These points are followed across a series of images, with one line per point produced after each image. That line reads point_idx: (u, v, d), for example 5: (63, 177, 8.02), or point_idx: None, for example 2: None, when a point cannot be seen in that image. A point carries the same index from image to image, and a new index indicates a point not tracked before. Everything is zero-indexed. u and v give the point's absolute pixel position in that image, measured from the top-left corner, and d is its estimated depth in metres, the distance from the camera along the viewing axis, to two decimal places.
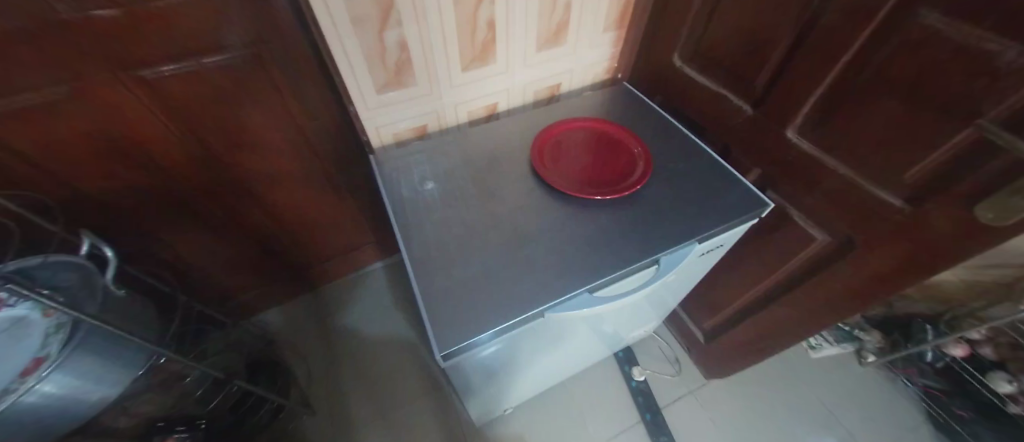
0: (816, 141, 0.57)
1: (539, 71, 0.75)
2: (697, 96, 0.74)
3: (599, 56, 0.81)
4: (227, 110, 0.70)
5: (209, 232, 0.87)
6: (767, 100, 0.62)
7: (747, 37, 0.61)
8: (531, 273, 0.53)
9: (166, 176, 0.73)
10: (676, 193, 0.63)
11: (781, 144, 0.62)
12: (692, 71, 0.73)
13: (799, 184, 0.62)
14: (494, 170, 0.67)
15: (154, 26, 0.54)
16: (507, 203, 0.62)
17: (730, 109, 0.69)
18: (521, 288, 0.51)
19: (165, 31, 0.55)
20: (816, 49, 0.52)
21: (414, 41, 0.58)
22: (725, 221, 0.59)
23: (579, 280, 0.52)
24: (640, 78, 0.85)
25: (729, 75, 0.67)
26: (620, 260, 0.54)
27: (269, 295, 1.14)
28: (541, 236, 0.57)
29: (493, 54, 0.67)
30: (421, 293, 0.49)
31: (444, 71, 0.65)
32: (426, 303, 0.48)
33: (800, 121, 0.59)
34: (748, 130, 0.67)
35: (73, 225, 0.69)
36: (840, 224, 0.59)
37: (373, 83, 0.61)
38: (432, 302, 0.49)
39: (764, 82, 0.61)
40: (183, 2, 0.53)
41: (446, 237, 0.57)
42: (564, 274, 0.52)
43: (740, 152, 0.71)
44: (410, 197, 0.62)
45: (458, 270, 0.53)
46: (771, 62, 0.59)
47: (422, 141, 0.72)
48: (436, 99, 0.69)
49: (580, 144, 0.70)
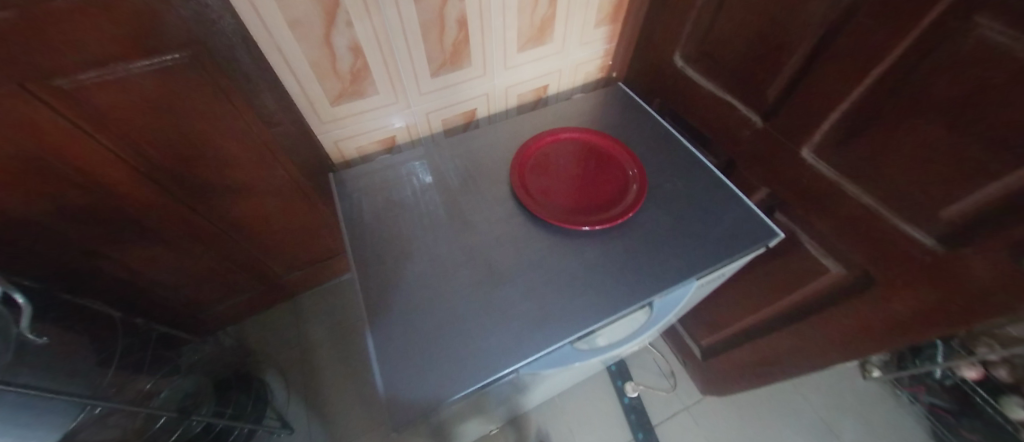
0: (835, 164, 0.50)
1: (522, 73, 0.67)
2: (699, 103, 0.66)
3: (591, 54, 0.72)
4: (168, 120, 0.62)
5: (168, 249, 0.81)
6: (779, 114, 0.54)
7: (759, 40, 0.52)
8: (504, 320, 0.46)
9: (109, 193, 0.66)
10: (673, 220, 0.56)
11: (794, 163, 0.55)
12: (694, 73, 0.64)
13: (813, 210, 0.55)
14: (470, 190, 0.59)
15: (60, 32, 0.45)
16: (481, 232, 0.55)
17: (736, 120, 0.61)
18: (494, 338, 0.44)
19: (75, 37, 0.46)
20: (840, 59, 0.43)
21: (369, 45, 0.49)
22: (727, 255, 0.52)
23: (559, 331, 0.45)
24: (637, 78, 0.77)
25: (737, 82, 0.58)
26: (607, 305, 0.47)
27: (245, 305, 1.09)
28: (519, 272, 0.51)
29: (467, 57, 0.58)
30: (374, 348, 0.43)
31: (409, 77, 0.56)
32: (380, 361, 0.42)
33: (817, 140, 0.51)
34: (755, 145, 0.59)
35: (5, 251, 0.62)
36: (860, 258, 0.51)
37: (326, 94, 0.53)
38: (388, 358, 0.42)
39: (776, 92, 0.53)
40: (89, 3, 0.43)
41: (410, 274, 0.50)
42: (543, 322, 0.46)
43: (746, 167, 0.63)
44: (372, 224, 0.55)
45: (420, 316, 0.46)
46: (786, 70, 0.50)
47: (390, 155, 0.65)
48: (403, 108, 0.60)
49: (571, 159, 0.63)
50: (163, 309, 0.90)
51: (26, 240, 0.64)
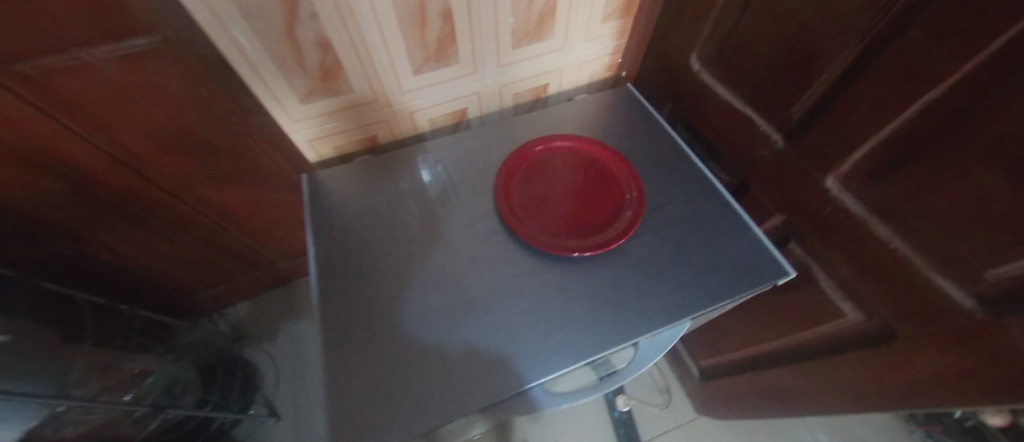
0: (863, 198, 0.43)
1: (519, 71, 0.60)
2: (715, 112, 0.59)
3: (599, 51, 0.65)
4: (138, 110, 0.59)
5: (154, 235, 0.80)
6: (804, 136, 0.47)
7: (786, 48, 0.45)
8: (470, 355, 0.43)
9: (88, 181, 0.65)
10: (670, 248, 0.51)
11: (816, 193, 0.48)
12: (712, 79, 0.57)
13: (833, 246, 0.48)
14: (449, 202, 0.55)
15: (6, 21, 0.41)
16: (457, 252, 0.51)
17: (754, 137, 0.54)
18: (454, 376, 0.41)
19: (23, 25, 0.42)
20: (881, 81, 0.36)
21: (339, 40, 0.44)
22: (727, 294, 0.46)
23: (526, 372, 0.41)
24: (650, 78, 0.70)
25: (758, 93, 0.51)
26: (585, 344, 0.43)
27: (239, 290, 1.09)
28: (492, 300, 0.47)
29: (454, 53, 0.52)
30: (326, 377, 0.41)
31: (387, 74, 0.51)
32: (332, 394, 0.40)
33: (846, 169, 0.44)
34: (774, 167, 0.53)
35: None
36: (881, 307, 0.45)
37: (295, 91, 0.49)
38: (340, 391, 0.40)
39: (803, 110, 0.46)
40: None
41: (375, 296, 0.47)
42: (511, 360, 0.42)
43: (760, 189, 0.56)
44: (342, 236, 0.52)
45: (380, 346, 0.43)
46: (817, 86, 0.43)
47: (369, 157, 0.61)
48: (383, 106, 0.56)
49: (565, 174, 0.57)
50: (154, 293, 0.91)
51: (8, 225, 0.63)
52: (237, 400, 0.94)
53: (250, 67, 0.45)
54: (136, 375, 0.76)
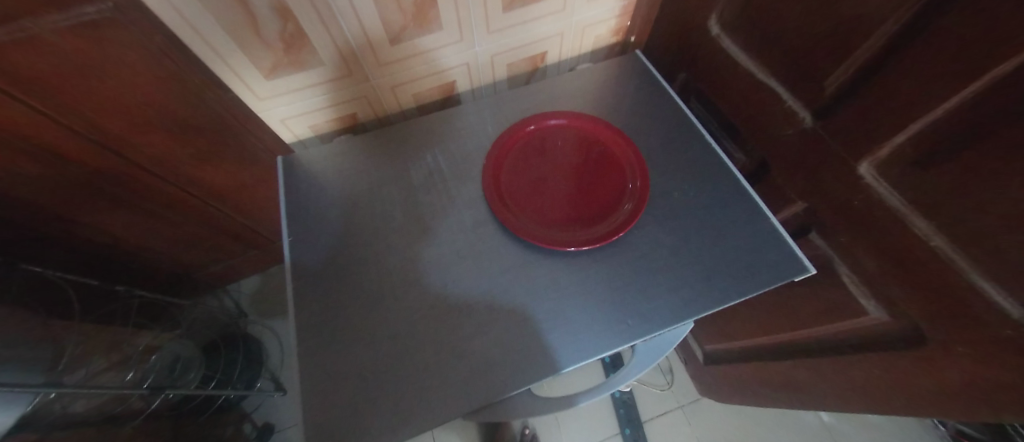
0: (901, 188, 0.37)
1: (512, 38, 0.53)
2: (734, 84, 0.52)
3: (605, 12, 0.57)
4: (98, 93, 0.54)
5: (142, 219, 0.78)
6: (838, 114, 0.40)
7: (824, 9, 0.38)
8: (451, 357, 0.40)
9: (67, 161, 0.61)
10: (673, 240, 0.46)
11: (844, 179, 0.42)
12: (734, 46, 0.50)
13: (859, 240, 0.43)
14: (434, 188, 0.51)
15: None
16: (440, 244, 0.47)
17: (779, 114, 0.47)
18: (434, 381, 0.39)
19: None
20: (936, 51, 0.30)
21: (299, 5, 0.38)
22: (736, 294, 0.42)
23: (512, 378, 0.39)
24: (662, 43, 0.62)
25: (787, 63, 0.44)
26: (574, 347, 0.40)
27: (240, 267, 1.09)
28: (478, 298, 0.43)
29: (435, 19, 0.46)
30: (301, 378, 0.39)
31: (360, 44, 0.45)
32: (307, 398, 0.38)
33: (883, 154, 0.38)
34: (797, 149, 0.46)
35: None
36: (909, 309, 0.40)
37: (257, 66, 0.43)
38: (314, 395, 0.39)
39: (841, 82, 0.39)
40: None
41: (354, 292, 0.45)
42: (495, 364, 0.40)
43: (780, 172, 0.50)
44: (321, 228, 0.49)
45: (358, 346, 0.41)
46: (859, 53, 0.36)
47: (348, 137, 0.56)
48: (361, 81, 0.50)
49: (562, 156, 0.51)
50: (154, 273, 0.91)
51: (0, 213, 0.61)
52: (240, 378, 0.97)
53: (201, 38, 0.39)
54: (139, 355, 0.79)
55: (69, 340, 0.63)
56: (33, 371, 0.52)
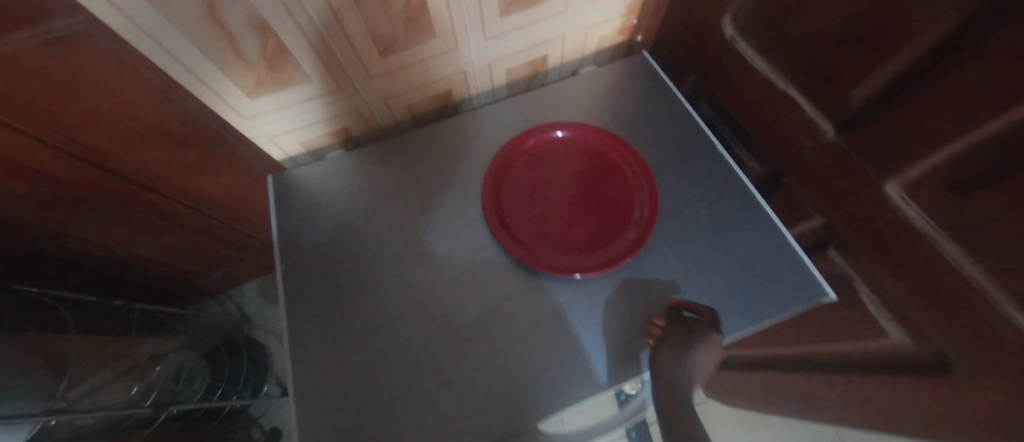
0: (931, 209, 0.34)
1: (511, 44, 0.50)
2: (748, 90, 0.49)
3: (608, 12, 0.53)
4: (71, 124, 0.49)
5: (136, 239, 0.75)
6: (865, 129, 0.37)
7: (850, 16, 0.34)
8: (445, 391, 0.41)
9: (60, 180, 0.56)
10: (689, 262, 0.45)
11: (871, 197, 0.39)
12: (750, 49, 0.46)
13: (880, 259, 0.41)
14: (431, 210, 0.50)
15: None
16: (439, 272, 0.46)
17: (800, 125, 0.44)
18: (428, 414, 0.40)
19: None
20: (972, 72, 0.27)
21: (278, 19, 0.35)
22: (751, 321, 0.41)
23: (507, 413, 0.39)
24: (674, 40, 0.57)
25: (809, 72, 0.40)
26: (567, 384, 0.40)
27: (240, 274, 1.08)
28: (474, 330, 0.43)
29: (429, 27, 0.43)
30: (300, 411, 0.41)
31: (347, 57, 0.43)
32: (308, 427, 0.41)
33: (914, 174, 0.35)
34: (818, 164, 0.43)
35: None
36: (930, 331, 0.38)
37: (237, 83, 0.41)
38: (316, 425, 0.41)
39: (870, 96, 0.36)
40: None
41: (352, 322, 0.45)
42: (490, 399, 0.40)
43: (799, 185, 0.47)
44: (315, 254, 0.49)
45: (356, 378, 0.42)
46: (892, 66, 0.33)
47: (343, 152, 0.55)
48: (353, 94, 0.48)
49: (562, 172, 0.49)
50: (153, 283, 0.89)
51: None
52: (244, 388, 0.98)
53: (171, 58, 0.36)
54: (144, 364, 0.79)
55: (67, 361, 0.62)
56: (28, 400, 0.51)
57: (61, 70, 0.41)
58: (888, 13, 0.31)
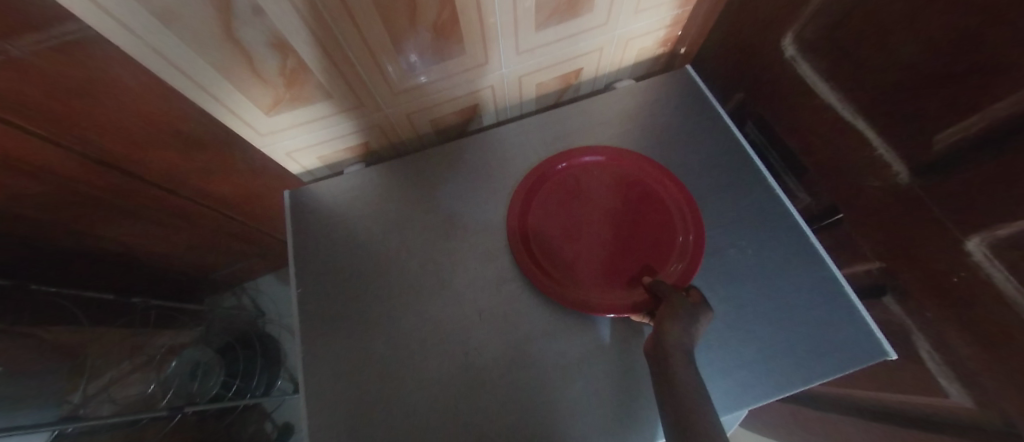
0: (1020, 275, 0.29)
1: (546, 56, 0.50)
2: (807, 115, 0.45)
3: (654, 24, 0.53)
4: (93, 133, 0.48)
5: (156, 237, 0.75)
6: (945, 174, 0.33)
7: (926, 49, 0.31)
8: (459, 431, 0.40)
9: (80, 185, 0.56)
10: (735, 307, 0.43)
11: (940, 249, 0.35)
12: (810, 71, 0.43)
13: (946, 315, 0.36)
14: (456, 233, 0.49)
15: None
16: (461, 302, 0.45)
17: (863, 161, 0.40)
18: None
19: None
20: None
21: (296, 36, 0.34)
22: (800, 379, 0.39)
23: None
24: (728, 52, 0.54)
25: (881, 104, 0.36)
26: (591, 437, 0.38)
27: (257, 268, 1.08)
28: (493, 365, 0.42)
29: (458, 42, 0.42)
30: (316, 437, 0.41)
31: (367, 72, 0.42)
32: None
33: (1001, 232, 0.30)
34: (884, 205, 0.39)
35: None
36: (1002, 400, 0.33)
37: (254, 101, 0.41)
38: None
39: (954, 140, 0.32)
40: None
41: (372, 348, 0.44)
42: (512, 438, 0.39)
43: (859, 225, 0.43)
44: (334, 273, 0.49)
45: (373, 407, 0.42)
46: (980, 111, 0.29)
47: (363, 166, 0.56)
48: (375, 110, 0.48)
49: (591, 200, 0.48)
50: (174, 276, 0.90)
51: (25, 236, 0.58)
52: (258, 385, 0.98)
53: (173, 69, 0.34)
54: (163, 354, 0.80)
55: (88, 357, 0.62)
56: (46, 407, 0.51)
57: (82, 80, 0.40)
58: (992, 52, 0.26)
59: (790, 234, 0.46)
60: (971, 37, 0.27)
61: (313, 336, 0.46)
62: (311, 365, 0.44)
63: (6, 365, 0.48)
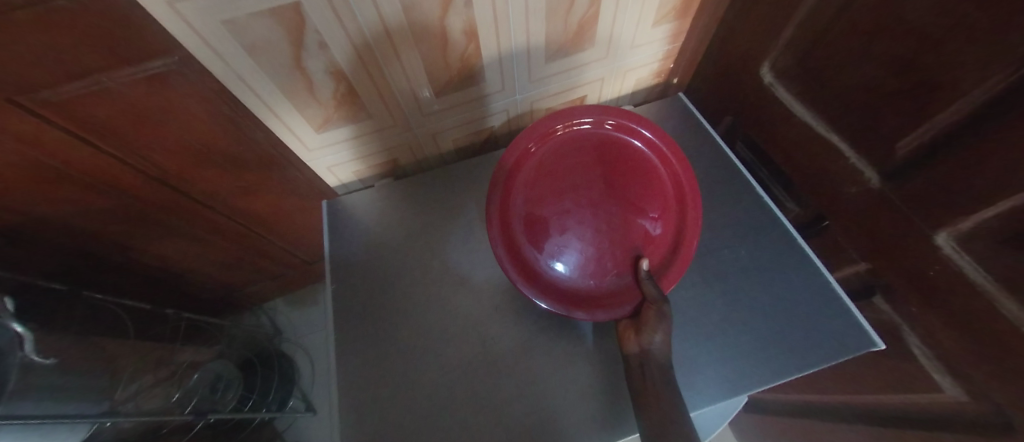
0: (986, 264, 0.32)
1: (554, 83, 0.58)
2: (787, 132, 0.51)
3: (648, 57, 0.61)
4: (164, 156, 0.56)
5: (193, 254, 0.81)
6: (908, 177, 0.37)
7: (871, 70, 0.37)
8: (478, 415, 0.44)
9: (141, 205, 0.62)
10: (711, 313, 0.48)
11: (915, 245, 0.39)
12: (786, 94, 0.49)
13: (926, 308, 0.39)
14: (476, 241, 0.56)
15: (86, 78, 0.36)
16: (480, 298, 0.52)
17: (840, 169, 0.45)
18: (465, 427, 0.44)
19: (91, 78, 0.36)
20: (1003, 128, 0.28)
21: (347, 65, 0.44)
22: (760, 381, 0.43)
23: (543, 430, 0.43)
24: (716, 81, 0.61)
25: (846, 117, 0.42)
26: (598, 414, 0.44)
27: (277, 289, 1.13)
28: (508, 356, 0.48)
29: (478, 72, 0.51)
30: (346, 422, 0.45)
31: (403, 96, 0.51)
32: (355, 433, 0.45)
33: (964, 226, 0.34)
34: (861, 209, 0.44)
35: (56, 274, 0.64)
36: (989, 386, 0.35)
37: (308, 119, 0.51)
38: (362, 431, 0.45)
39: (913, 147, 0.36)
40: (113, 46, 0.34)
41: (400, 341, 0.50)
42: (528, 416, 0.44)
43: (843, 228, 0.47)
44: (366, 274, 0.55)
45: (400, 393, 0.47)
46: (927, 118, 0.34)
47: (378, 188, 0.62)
48: (405, 130, 0.57)
49: (579, 191, 0.45)
50: (202, 293, 0.95)
51: (84, 245, 0.64)
52: (274, 400, 1.00)
53: (248, 88, 0.44)
54: (184, 369, 0.80)
55: (124, 362, 0.66)
56: (90, 400, 0.55)
57: None
58: (926, 69, 0.32)
59: (778, 240, 0.51)
60: (906, 56, 0.33)
61: (344, 333, 0.51)
62: (343, 358, 0.49)
63: (60, 359, 0.53)
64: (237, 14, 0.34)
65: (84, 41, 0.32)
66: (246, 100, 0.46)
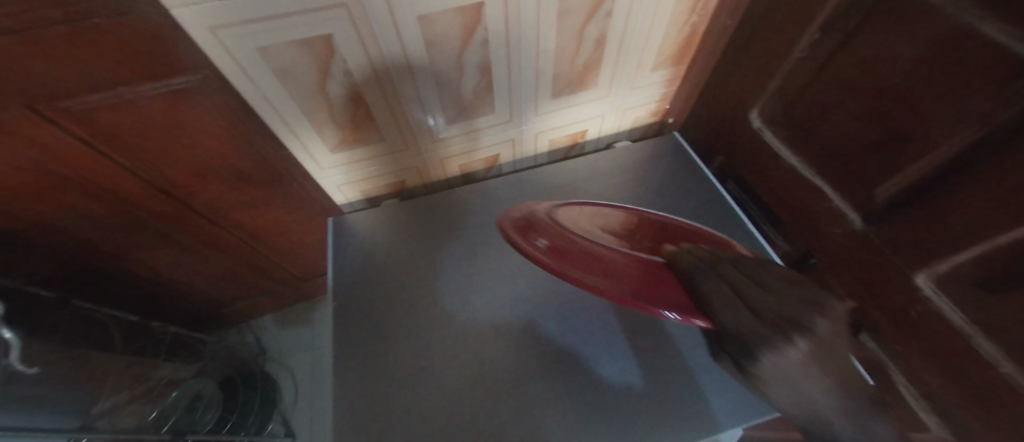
0: (965, 305, 0.34)
1: (558, 118, 0.62)
2: (775, 174, 0.54)
3: (646, 98, 0.66)
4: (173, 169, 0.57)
5: (186, 267, 0.79)
6: (887, 221, 0.40)
7: (848, 122, 0.41)
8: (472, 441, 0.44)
9: (144, 215, 0.62)
10: (675, 348, 0.49)
11: (897, 284, 0.41)
12: (773, 139, 0.53)
13: (912, 347, 0.41)
14: (479, 264, 0.57)
15: (119, 92, 0.38)
16: (479, 322, 0.52)
17: (825, 211, 0.48)
18: None
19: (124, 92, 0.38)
20: (973, 179, 0.30)
21: (366, 90, 0.46)
22: (756, 413, 0.44)
23: None
24: (709, 123, 0.65)
25: (828, 162, 0.45)
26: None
27: (266, 305, 1.10)
28: (504, 382, 0.48)
29: (489, 103, 0.54)
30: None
31: (415, 121, 0.53)
32: None
33: (941, 268, 0.36)
34: (847, 250, 0.46)
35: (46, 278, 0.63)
36: (975, 427, 0.36)
37: (322, 138, 0.53)
38: None
39: (890, 194, 0.39)
40: (150, 63, 0.36)
41: (396, 364, 0.49)
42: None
43: (831, 267, 0.49)
44: (368, 292, 0.55)
45: (392, 417, 0.46)
46: (902, 167, 0.37)
47: (390, 206, 0.63)
48: (414, 153, 0.60)
49: None
50: (189, 306, 0.92)
51: (80, 250, 0.63)
52: (253, 423, 0.95)
53: (269, 107, 0.46)
54: (162, 387, 0.76)
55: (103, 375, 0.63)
56: (64, 412, 0.52)
57: None
58: (898, 123, 0.36)
59: None
60: (879, 112, 0.37)
61: (339, 352, 0.50)
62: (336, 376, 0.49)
63: (38, 369, 0.51)
64: (272, 41, 0.37)
65: (122, 54, 0.34)
66: (265, 119, 0.48)
